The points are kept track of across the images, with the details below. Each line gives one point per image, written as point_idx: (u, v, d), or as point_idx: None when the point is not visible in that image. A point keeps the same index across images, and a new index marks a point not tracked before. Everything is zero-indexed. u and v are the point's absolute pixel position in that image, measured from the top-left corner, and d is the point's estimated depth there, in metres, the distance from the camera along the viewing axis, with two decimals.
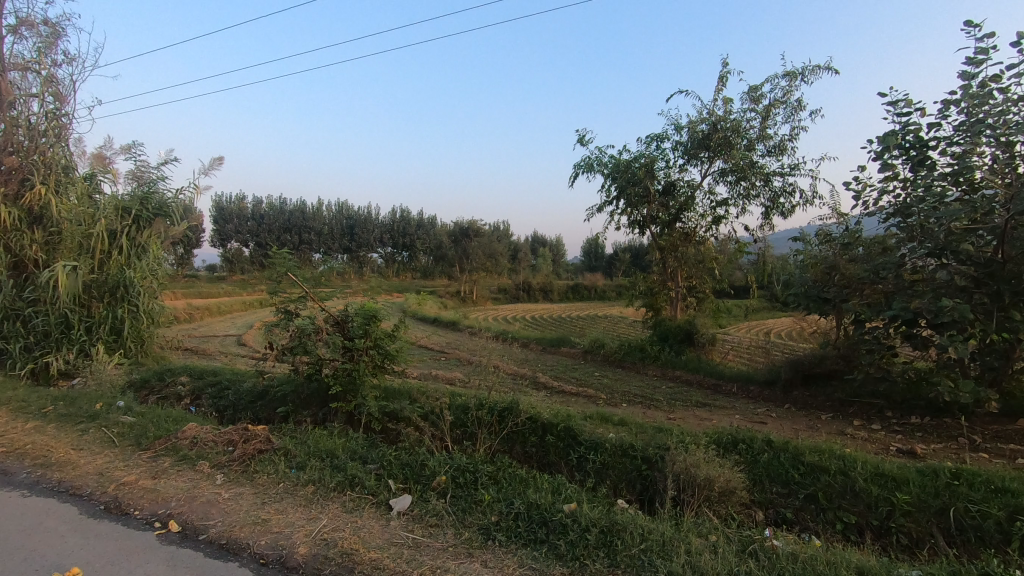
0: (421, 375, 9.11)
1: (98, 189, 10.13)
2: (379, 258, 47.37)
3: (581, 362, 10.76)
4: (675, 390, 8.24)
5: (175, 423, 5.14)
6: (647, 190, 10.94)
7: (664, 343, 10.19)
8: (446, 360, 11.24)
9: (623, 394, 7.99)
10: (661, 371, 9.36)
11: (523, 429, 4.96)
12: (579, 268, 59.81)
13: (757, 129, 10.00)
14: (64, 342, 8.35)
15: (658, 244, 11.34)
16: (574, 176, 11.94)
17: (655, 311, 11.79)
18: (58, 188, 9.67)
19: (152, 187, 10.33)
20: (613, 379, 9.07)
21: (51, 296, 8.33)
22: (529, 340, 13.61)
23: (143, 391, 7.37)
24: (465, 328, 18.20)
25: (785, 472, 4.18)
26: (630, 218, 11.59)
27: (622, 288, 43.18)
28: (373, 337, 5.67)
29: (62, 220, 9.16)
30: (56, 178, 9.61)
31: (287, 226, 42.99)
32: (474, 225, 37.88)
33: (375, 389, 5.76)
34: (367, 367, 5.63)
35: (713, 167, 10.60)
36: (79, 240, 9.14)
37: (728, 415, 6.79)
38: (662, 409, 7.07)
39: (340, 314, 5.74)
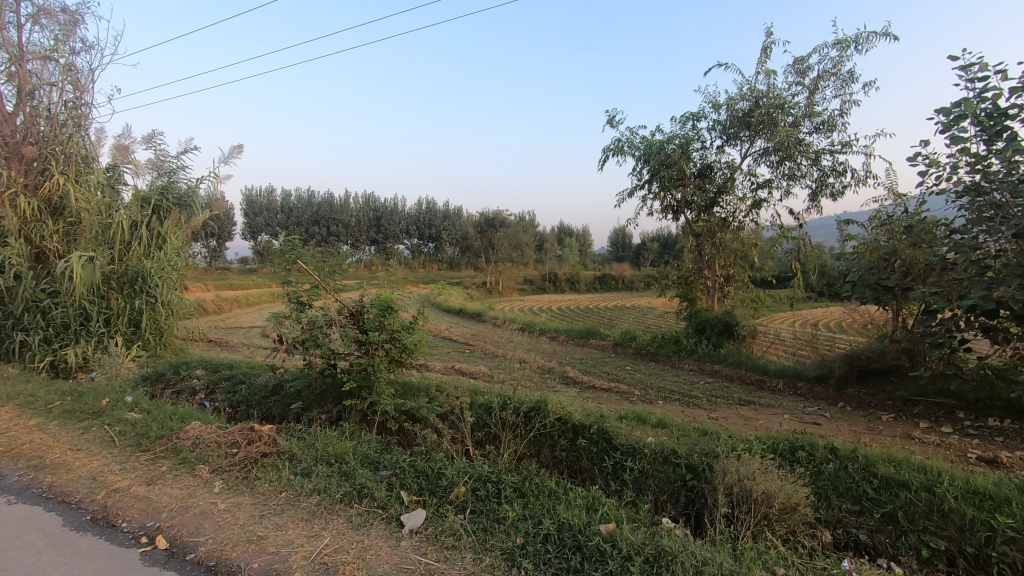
0: (443, 370, 8.72)
1: (120, 180, 10.02)
2: (406, 250, 47.49)
3: (611, 355, 10.22)
4: (714, 387, 7.66)
5: (181, 421, 4.83)
6: (682, 172, 10.30)
7: (700, 335, 9.58)
8: (471, 352, 10.84)
9: (658, 391, 7.46)
10: (698, 366, 8.78)
11: (551, 431, 4.50)
12: (606, 259, 58.91)
13: (804, 104, 9.23)
14: (83, 334, 8.21)
15: (693, 230, 10.67)
16: (603, 160, 11.36)
17: (689, 301, 11.17)
18: (78, 178, 9.55)
19: (173, 177, 10.18)
20: (646, 374, 8.53)
21: (70, 287, 8.18)
22: (556, 332, 13.13)
23: (159, 384, 7.15)
24: (491, 319, 17.84)
25: (856, 487, 3.62)
26: (663, 203, 10.96)
27: (651, 279, 42.33)
28: (390, 329, 5.27)
29: (81, 211, 9.00)
30: (76, 168, 9.50)
31: (316, 218, 43.21)
32: (500, 216, 37.44)
33: (392, 386, 5.37)
34: (383, 362, 5.24)
35: (754, 146, 9.89)
36: (98, 231, 8.99)
37: (776, 415, 6.20)
38: (702, 407, 6.52)
39: (354, 305, 5.36)
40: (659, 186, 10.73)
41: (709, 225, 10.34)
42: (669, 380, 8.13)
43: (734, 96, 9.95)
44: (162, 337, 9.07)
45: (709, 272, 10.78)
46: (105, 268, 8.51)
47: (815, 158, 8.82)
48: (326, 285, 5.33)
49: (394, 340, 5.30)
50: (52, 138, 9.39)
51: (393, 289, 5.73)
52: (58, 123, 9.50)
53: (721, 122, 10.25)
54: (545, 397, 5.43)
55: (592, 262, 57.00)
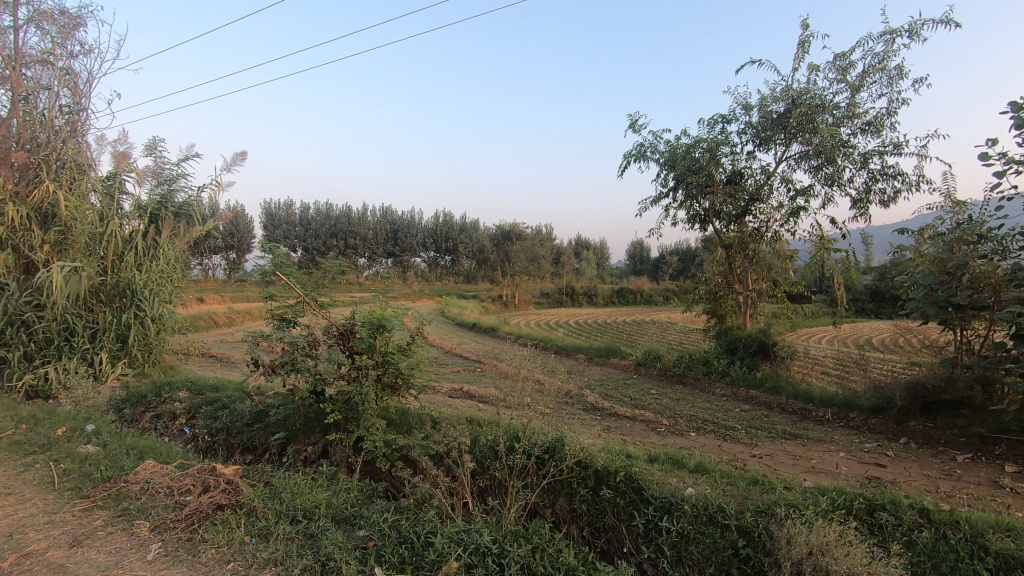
0: (448, 394, 8.01)
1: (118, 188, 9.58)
2: (422, 262, 47.18)
3: (634, 377, 9.40)
4: (752, 416, 6.81)
5: (139, 457, 4.17)
6: (711, 177, 9.56)
7: (732, 356, 8.74)
8: (482, 372, 10.14)
9: (688, 420, 6.64)
10: (732, 390, 7.93)
11: (568, 478, 3.74)
12: (624, 273, 57.95)
13: (846, 103, 8.43)
14: (66, 350, 7.67)
15: (722, 241, 9.89)
16: (624, 166, 10.68)
17: (718, 318, 10.32)
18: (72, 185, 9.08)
19: (172, 185, 9.67)
20: (673, 400, 7.71)
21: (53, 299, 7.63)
22: (573, 351, 12.34)
23: (139, 407, 6.54)
24: (504, 334, 17.13)
25: (965, 567, 2.80)
26: (690, 212, 10.22)
27: (670, 293, 41.48)
28: (381, 352, 4.59)
29: (70, 219, 8.50)
30: (70, 175, 9.04)
31: (334, 231, 42.84)
32: (517, 228, 36.78)
33: (385, 416, 4.69)
34: (373, 389, 4.56)
35: (791, 151, 9.11)
36: (90, 240, 8.51)
37: (830, 454, 5.34)
38: (742, 442, 5.70)
39: (341, 325, 4.69)
40: (685, 193, 10.02)
41: (740, 236, 9.54)
42: (700, 407, 7.30)
43: (768, 96, 9.20)
44: (151, 353, 8.52)
45: (740, 287, 9.94)
46: (93, 280, 7.97)
47: (862, 162, 8.00)
48: (308, 301, 4.67)
49: (386, 364, 4.62)
50: (44, 144, 8.92)
51: (387, 305, 5.06)
52: (53, 129, 9.07)
53: (753, 125, 9.50)
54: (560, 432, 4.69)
55: (609, 276, 56.11)
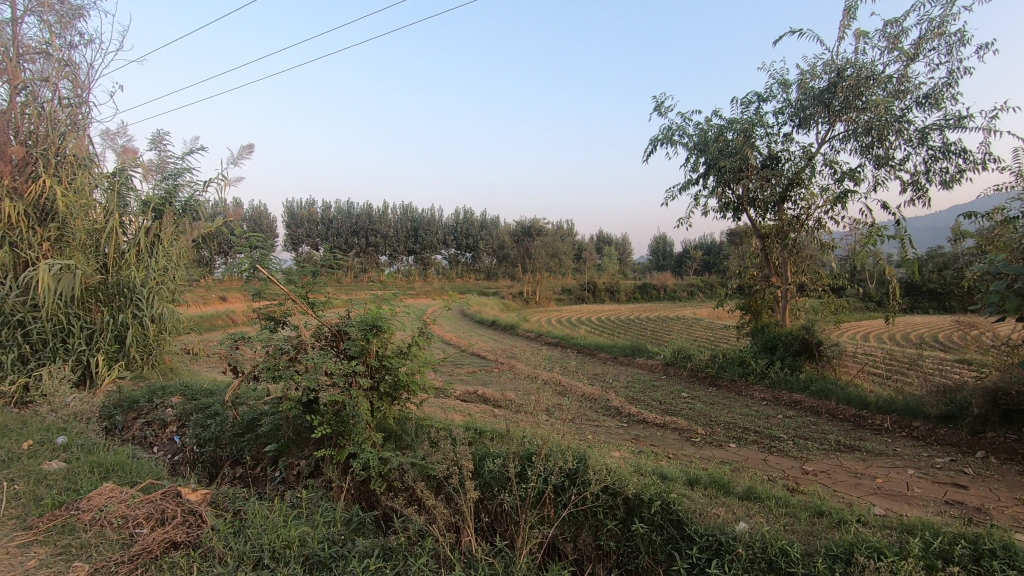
0: (461, 399, 7.44)
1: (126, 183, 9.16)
2: (443, 260, 46.89)
3: (662, 378, 8.71)
4: (798, 424, 6.09)
5: (104, 477, 3.68)
6: (745, 161, 8.82)
7: (771, 356, 7.99)
8: (500, 374, 9.57)
9: (726, 429, 5.96)
10: (772, 394, 7.19)
11: (593, 507, 3.12)
12: (647, 268, 56.80)
13: (900, 75, 7.60)
14: (62, 352, 7.29)
15: (758, 230, 9.14)
16: (650, 152, 9.99)
17: (752, 314, 9.56)
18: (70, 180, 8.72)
19: (177, 179, 9.18)
20: (707, 405, 7.01)
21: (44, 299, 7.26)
22: (595, 350, 11.68)
23: (129, 414, 6.11)
24: (524, 332, 16.55)
25: None
26: (722, 200, 9.50)
27: (695, 288, 40.47)
28: (376, 356, 4.05)
29: (67, 215, 8.12)
30: (70, 170, 8.69)
31: (355, 229, 42.62)
32: (538, 224, 36.07)
33: (383, 428, 4.14)
34: (368, 398, 4.01)
35: (833, 131, 8.32)
36: (88, 238, 8.15)
37: (896, 471, 4.61)
38: (790, 456, 5.00)
39: (333, 326, 4.17)
40: (717, 179, 9.28)
41: (778, 224, 8.75)
42: (738, 413, 6.59)
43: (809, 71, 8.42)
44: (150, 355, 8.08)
45: (777, 281, 9.17)
46: (88, 278, 7.56)
47: (920, 138, 7.15)
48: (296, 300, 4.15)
49: (383, 370, 4.08)
50: (42, 139, 8.55)
51: (387, 303, 4.54)
52: (52, 122, 8.70)
53: (791, 103, 8.73)
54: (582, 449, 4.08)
55: (632, 271, 55.19)
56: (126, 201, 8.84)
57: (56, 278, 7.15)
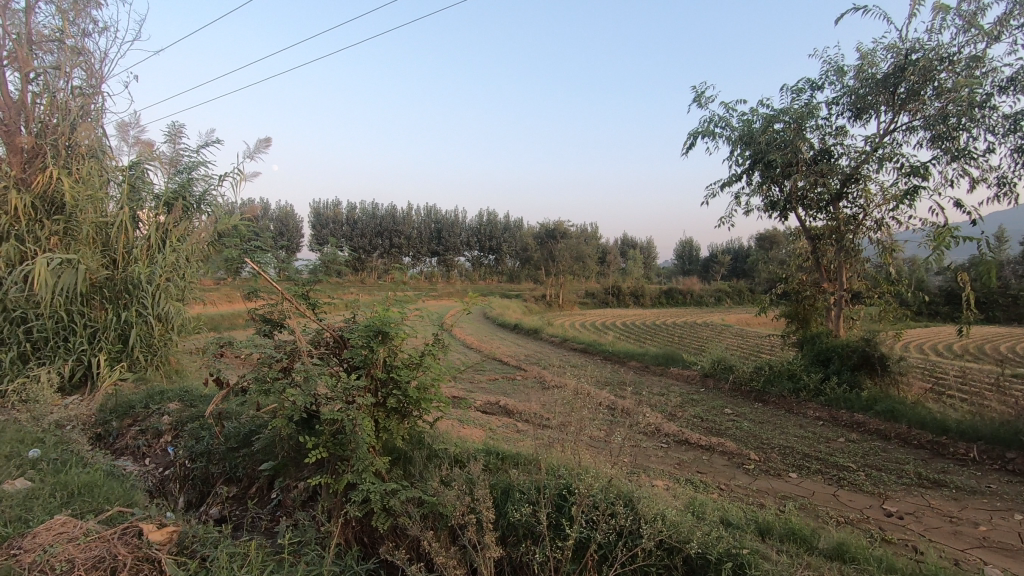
0: (480, 411, 6.86)
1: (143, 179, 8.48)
2: (466, 262, 46.59)
3: (701, 392, 7.97)
4: (866, 450, 5.31)
5: (68, 503, 3.15)
6: (796, 154, 8.06)
7: (825, 370, 7.20)
8: (523, 383, 8.95)
9: (782, 454, 5.23)
10: (829, 414, 6.41)
11: (645, 568, 2.48)
12: (672, 273, 55.59)
13: (979, 56, 6.78)
14: (62, 351, 6.86)
15: (809, 231, 8.36)
16: (688, 146, 9.30)
17: (800, 323, 8.77)
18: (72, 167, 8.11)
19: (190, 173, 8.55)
20: (756, 425, 6.27)
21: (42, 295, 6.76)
22: (625, 358, 10.98)
23: (125, 420, 5.64)
24: (547, 337, 15.91)
25: None
26: (767, 198, 8.76)
27: (722, 295, 39.27)
28: (382, 365, 3.46)
29: (74, 208, 7.52)
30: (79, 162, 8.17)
31: (379, 230, 42.53)
32: (562, 226, 35.33)
33: (389, 451, 3.56)
34: (372, 416, 3.43)
35: (897, 122, 7.53)
36: (97, 232, 7.65)
37: (1001, 516, 3.84)
38: (865, 493, 4.26)
39: (334, 331, 3.60)
40: (763, 175, 8.51)
41: (833, 224, 7.93)
42: (793, 436, 5.84)
43: (869, 55, 7.67)
44: (154, 355, 7.59)
45: (829, 287, 8.35)
46: (92, 274, 7.09)
47: (1008, 126, 6.30)
48: (287, 297, 3.61)
49: (391, 383, 3.49)
50: (53, 129, 8.01)
51: (397, 305, 3.99)
52: (64, 113, 8.15)
53: (848, 91, 7.97)
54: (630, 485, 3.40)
55: (657, 276, 54.06)
56: (140, 196, 8.24)
57: (56, 273, 6.70)
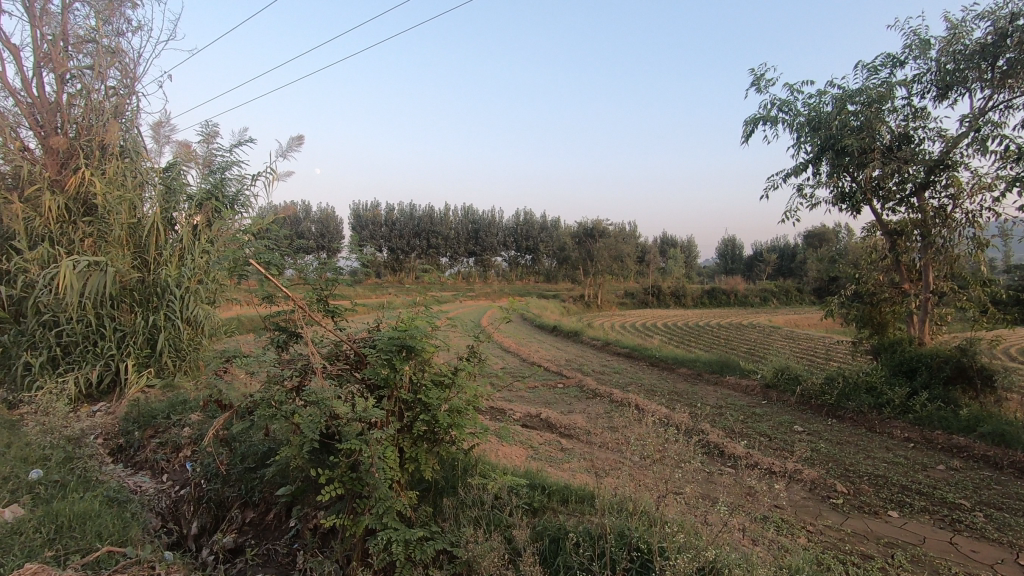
0: (520, 425, 6.31)
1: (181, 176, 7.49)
2: (503, 262, 46.21)
3: (763, 405, 7.20)
4: (978, 483, 4.49)
5: (52, 543, 2.76)
6: (874, 139, 7.19)
7: (911, 383, 6.33)
8: (566, 392, 8.34)
9: (876, 485, 4.46)
10: (921, 435, 5.57)
11: None
12: (715, 272, 53.82)
13: None
14: (91, 356, 6.48)
15: (887, 226, 7.47)
16: (747, 134, 8.50)
17: (874, 328, 7.88)
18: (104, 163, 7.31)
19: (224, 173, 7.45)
20: (834, 446, 5.49)
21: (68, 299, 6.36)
22: (674, 364, 10.23)
23: (145, 432, 5.33)
24: (588, 339, 15.22)
25: None
26: (837, 189, 7.90)
27: (768, 294, 37.55)
28: (407, 385, 2.96)
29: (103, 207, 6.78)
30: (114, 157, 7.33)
31: (417, 231, 42.49)
32: (601, 225, 34.46)
33: (415, 485, 3.06)
34: (396, 445, 2.93)
35: (995, 100, 6.61)
36: (128, 232, 6.90)
37: None
38: (991, 543, 3.50)
39: (354, 345, 3.11)
40: (832, 164, 7.67)
41: (917, 218, 7.03)
42: (883, 461, 5.04)
43: (960, 25, 6.76)
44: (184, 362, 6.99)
45: (911, 289, 7.44)
46: (121, 276, 6.58)
47: None
48: (300, 305, 3.17)
49: (418, 406, 2.99)
50: (85, 129, 7.30)
51: (426, 314, 3.48)
52: (98, 113, 7.42)
53: (934, 68, 7.07)
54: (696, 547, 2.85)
55: (699, 276, 52.37)
56: (175, 198, 7.34)
57: (83, 277, 6.29)
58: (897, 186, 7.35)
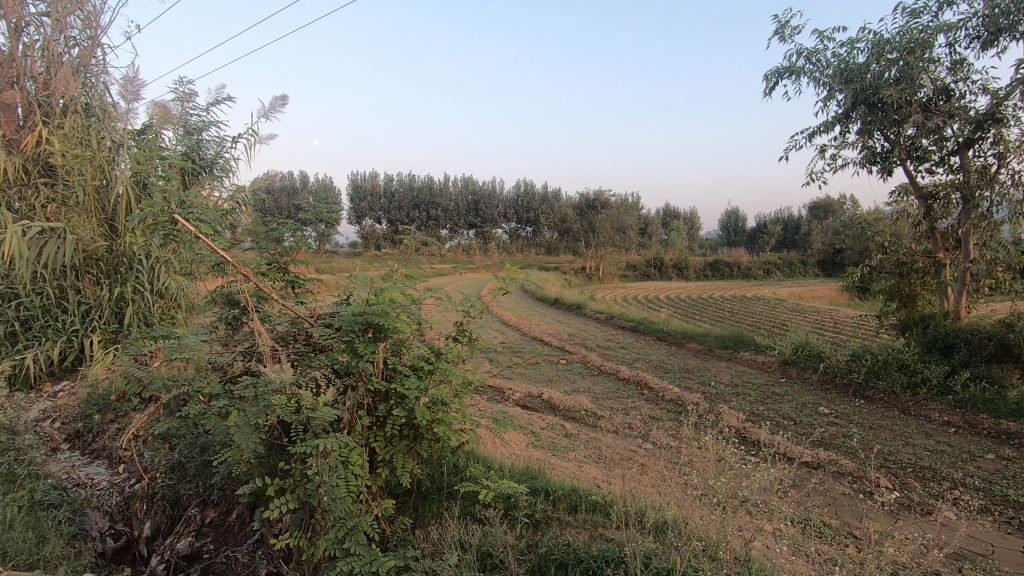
0: (521, 407, 5.80)
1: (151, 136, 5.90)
2: (504, 234, 45.39)
3: (784, 383, 6.68)
4: None
5: None
6: (913, 91, 6.48)
7: (948, 361, 5.79)
8: (569, 369, 7.81)
9: (923, 479, 3.94)
10: (963, 419, 5.06)
11: None
12: (718, 245, 53.03)
13: None
14: (49, 330, 4.76)
15: (921, 190, 6.81)
16: (768, 89, 7.77)
17: (902, 301, 7.32)
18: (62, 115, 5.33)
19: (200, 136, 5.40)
20: (867, 431, 4.97)
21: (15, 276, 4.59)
22: (683, 339, 9.70)
23: (107, 415, 4.30)
24: (591, 312, 14.65)
25: None
26: (870, 149, 7.19)
27: (772, 266, 36.88)
28: (377, 372, 2.40)
29: (61, 155, 4.91)
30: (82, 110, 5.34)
31: (417, 202, 41.46)
32: (603, 197, 33.56)
33: (390, 491, 2.54)
34: (365, 445, 2.39)
35: None
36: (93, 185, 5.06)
37: None
38: None
39: (315, 324, 2.55)
40: (864, 121, 6.97)
41: (959, 179, 6.34)
42: (924, 449, 4.52)
43: None
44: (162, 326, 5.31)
45: (946, 258, 6.83)
46: (83, 243, 4.83)
47: None
48: (247, 275, 2.57)
49: (393, 398, 2.44)
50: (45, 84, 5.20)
51: (404, 284, 2.91)
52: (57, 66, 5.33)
53: (983, 9, 6.31)
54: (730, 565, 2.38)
55: (701, 248, 51.56)
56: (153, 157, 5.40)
57: (35, 245, 4.57)
58: (934, 145, 6.72)
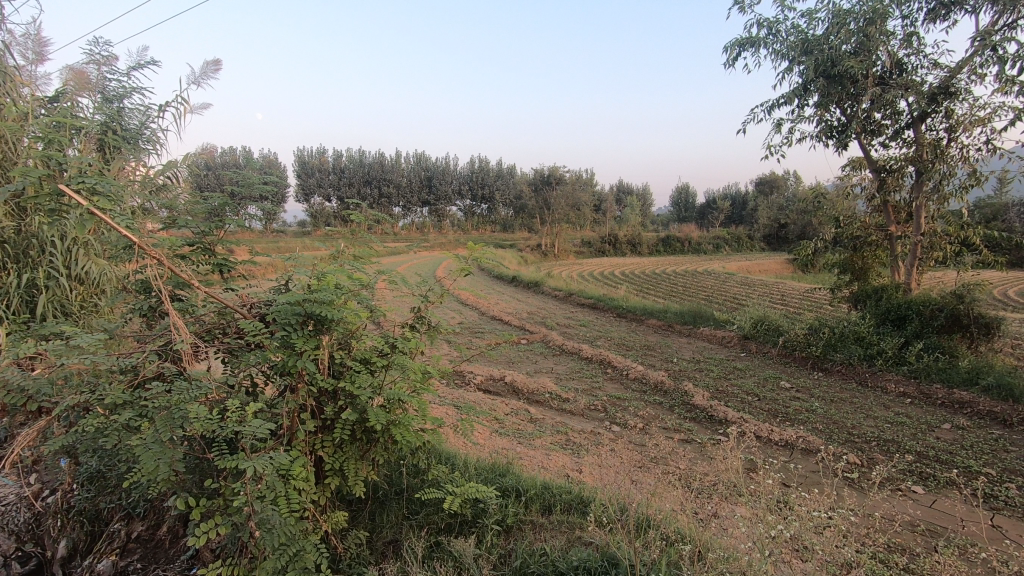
0: (483, 391, 5.54)
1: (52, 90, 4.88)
2: (458, 211, 44.50)
3: (744, 358, 6.70)
4: (992, 445, 4.04)
5: None
6: (869, 64, 6.47)
7: (902, 332, 5.90)
8: (530, 350, 7.58)
9: (888, 453, 3.94)
10: (918, 389, 5.16)
11: None
12: (669, 220, 53.91)
13: None
14: None
15: (876, 163, 6.86)
16: (728, 61, 7.64)
17: (854, 274, 7.45)
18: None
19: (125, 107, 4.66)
20: (829, 405, 4.98)
21: None
22: (642, 315, 9.65)
23: None
24: (549, 290, 14.46)
25: None
26: (827, 122, 7.18)
27: (721, 241, 37.79)
28: (321, 370, 2.08)
29: None
30: None
31: (368, 179, 39.85)
32: (558, 173, 33.16)
33: (339, 502, 2.24)
34: (310, 454, 2.08)
35: (1001, 19, 5.96)
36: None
37: None
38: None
39: (246, 315, 2.19)
40: (822, 94, 6.95)
41: (913, 153, 6.39)
42: (884, 421, 4.55)
43: None
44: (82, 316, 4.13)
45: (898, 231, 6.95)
46: None
47: None
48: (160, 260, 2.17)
49: (342, 399, 2.14)
50: None
51: (352, 266, 2.57)
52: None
53: None
54: (718, 562, 2.22)
55: (652, 223, 52.36)
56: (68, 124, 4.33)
57: None
58: (888, 119, 6.77)
